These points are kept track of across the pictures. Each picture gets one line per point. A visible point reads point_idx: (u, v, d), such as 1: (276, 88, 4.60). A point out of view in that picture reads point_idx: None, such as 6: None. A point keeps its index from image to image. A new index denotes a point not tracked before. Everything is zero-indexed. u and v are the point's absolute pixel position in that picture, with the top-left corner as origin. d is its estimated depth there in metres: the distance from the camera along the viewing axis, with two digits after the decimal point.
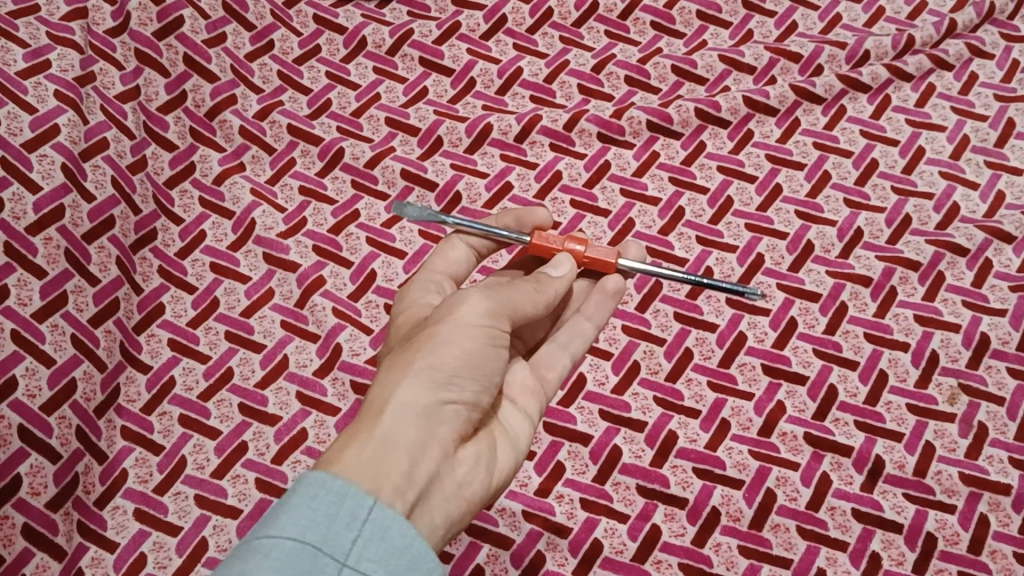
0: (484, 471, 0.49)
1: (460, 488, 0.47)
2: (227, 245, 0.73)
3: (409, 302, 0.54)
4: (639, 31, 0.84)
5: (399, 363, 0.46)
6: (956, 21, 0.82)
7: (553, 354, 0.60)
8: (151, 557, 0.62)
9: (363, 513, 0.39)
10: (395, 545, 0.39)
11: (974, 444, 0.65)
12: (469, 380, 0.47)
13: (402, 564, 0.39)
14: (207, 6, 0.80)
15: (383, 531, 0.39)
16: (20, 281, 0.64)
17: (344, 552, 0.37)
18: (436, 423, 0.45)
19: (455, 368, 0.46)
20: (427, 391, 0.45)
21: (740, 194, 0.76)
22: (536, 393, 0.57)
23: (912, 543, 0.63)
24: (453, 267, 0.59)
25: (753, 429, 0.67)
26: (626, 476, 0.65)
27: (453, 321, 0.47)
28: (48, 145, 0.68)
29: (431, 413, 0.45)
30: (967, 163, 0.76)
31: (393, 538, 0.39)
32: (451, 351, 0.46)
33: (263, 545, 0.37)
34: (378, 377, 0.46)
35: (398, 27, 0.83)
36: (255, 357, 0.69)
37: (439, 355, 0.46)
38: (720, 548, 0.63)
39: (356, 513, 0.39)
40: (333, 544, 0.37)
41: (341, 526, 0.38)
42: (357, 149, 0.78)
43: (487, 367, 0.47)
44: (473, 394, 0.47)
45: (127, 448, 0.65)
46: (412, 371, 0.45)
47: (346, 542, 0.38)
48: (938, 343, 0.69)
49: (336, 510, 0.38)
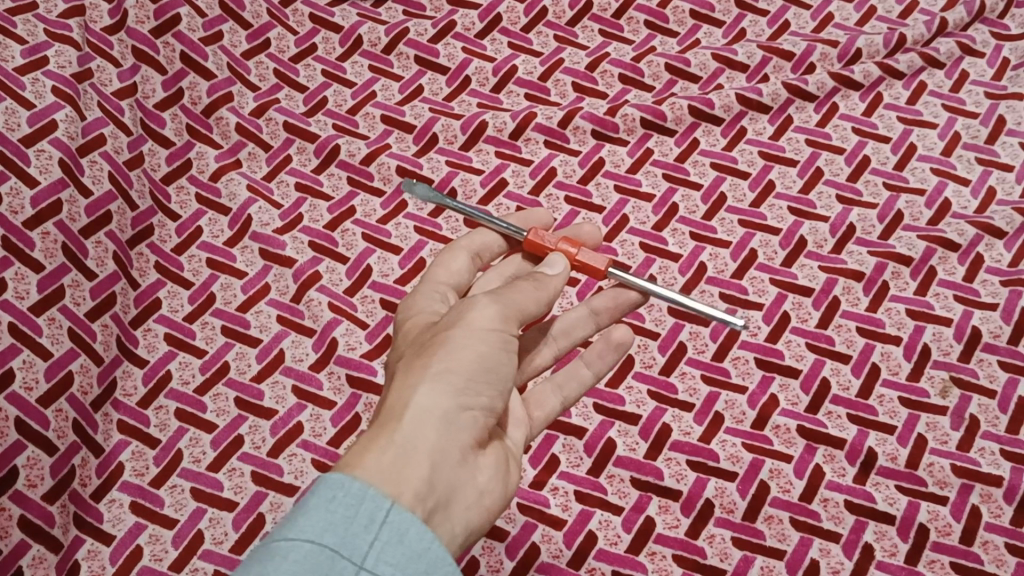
0: (503, 478, 0.50)
1: (481, 495, 0.48)
2: (273, 228, 0.75)
3: (417, 308, 0.54)
4: (678, 21, 0.87)
5: (415, 369, 0.46)
6: (985, 5, 0.85)
7: (543, 395, 0.61)
8: (208, 534, 0.63)
9: (380, 515, 0.40)
10: (411, 549, 0.39)
11: (1019, 419, 0.67)
12: (484, 384, 0.47)
13: (419, 567, 0.39)
14: (205, 5, 0.82)
15: (400, 533, 0.40)
16: (75, 281, 0.67)
17: (361, 555, 0.38)
18: (455, 428, 0.46)
19: (470, 373, 0.46)
20: (446, 396, 0.45)
21: (782, 178, 0.78)
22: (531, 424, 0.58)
23: (957, 515, 0.64)
24: (456, 274, 0.59)
25: (801, 406, 0.69)
26: (677, 453, 0.67)
27: (467, 329, 0.48)
28: (45, 140, 0.69)
29: (449, 418, 0.45)
30: (1003, 146, 0.79)
31: (411, 541, 0.40)
32: (466, 355, 0.47)
33: (280, 548, 0.38)
34: (395, 383, 0.47)
35: (440, 20, 0.85)
36: (307, 341, 0.71)
37: (459, 361, 0.46)
38: (772, 522, 0.65)
39: (374, 516, 0.39)
40: (350, 547, 0.38)
41: (358, 528, 0.39)
42: (402, 142, 0.80)
43: (501, 372, 0.48)
44: (489, 399, 0.48)
45: (182, 429, 0.66)
46: (430, 377, 0.46)
47: (364, 544, 0.39)
48: (980, 320, 0.71)
49: (348, 510, 0.39)
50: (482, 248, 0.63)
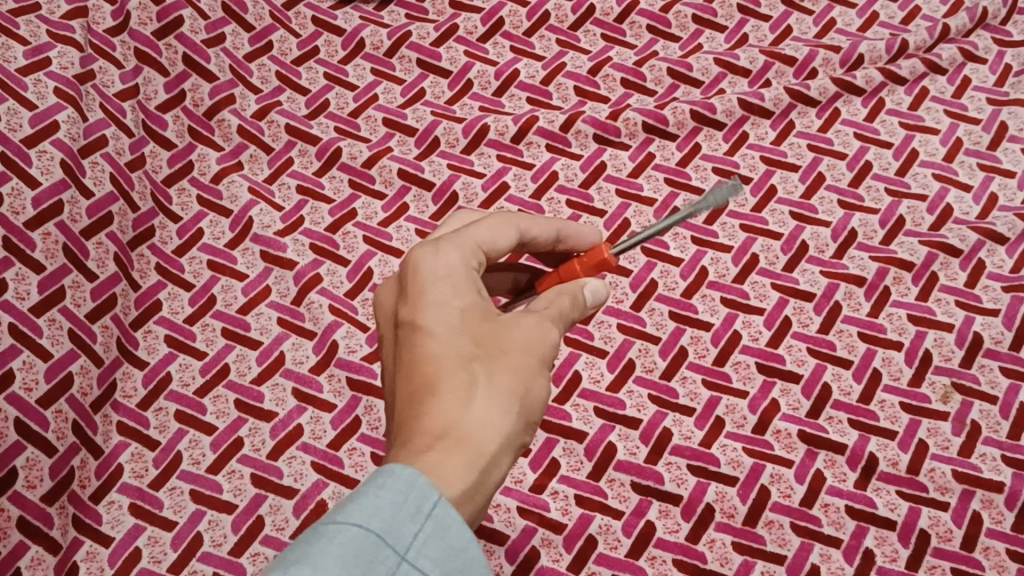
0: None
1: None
2: (274, 232, 0.75)
3: (438, 275, 0.44)
4: (680, 26, 0.86)
5: (480, 383, 0.42)
6: (987, 10, 0.84)
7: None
8: (207, 535, 0.64)
9: (428, 506, 0.37)
10: (453, 544, 0.37)
11: (1019, 426, 0.67)
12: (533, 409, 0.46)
13: (460, 563, 0.37)
14: (206, 6, 0.80)
15: (445, 527, 0.37)
16: (75, 282, 0.68)
17: (404, 544, 0.36)
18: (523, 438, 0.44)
19: (539, 406, 0.45)
20: (517, 422, 0.43)
21: (783, 184, 0.78)
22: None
23: (958, 521, 0.65)
24: (495, 244, 0.47)
25: (803, 410, 0.69)
26: (678, 456, 0.67)
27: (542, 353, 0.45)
28: (97, 154, 0.72)
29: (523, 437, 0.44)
30: (1005, 152, 0.78)
31: (455, 537, 0.37)
32: (541, 391, 0.45)
33: (329, 530, 0.36)
34: (475, 397, 0.42)
35: (443, 23, 0.84)
36: (307, 343, 0.71)
37: (517, 384, 0.43)
38: (773, 526, 0.65)
39: (420, 505, 0.37)
40: (394, 534, 0.36)
41: (406, 516, 0.36)
42: (403, 147, 0.79)
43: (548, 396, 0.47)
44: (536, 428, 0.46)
45: (181, 432, 0.67)
46: (511, 399, 0.43)
47: (409, 533, 0.36)
48: (981, 326, 0.70)
49: (398, 497, 0.37)
50: (538, 233, 0.51)
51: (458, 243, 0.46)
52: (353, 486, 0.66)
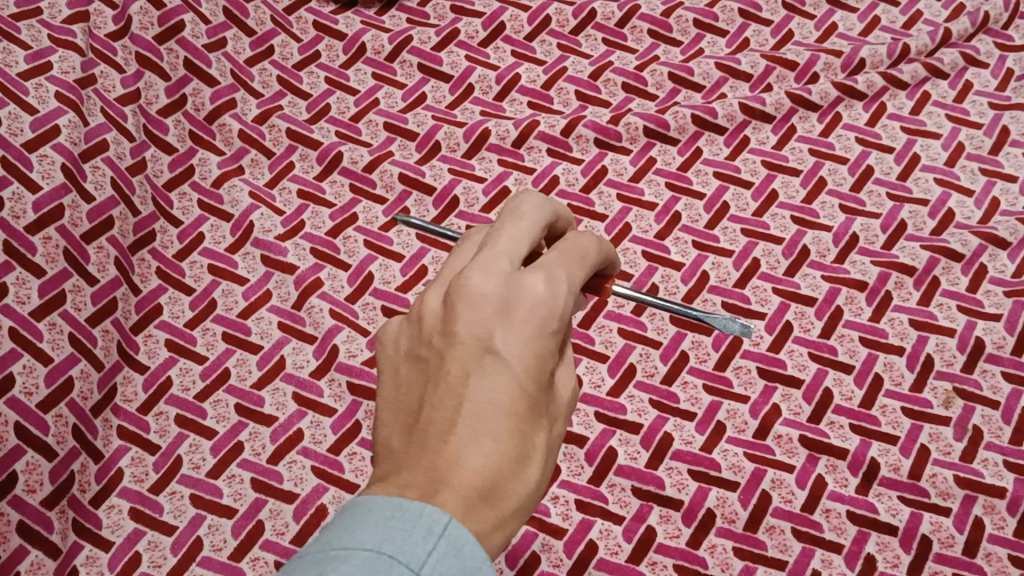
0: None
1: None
2: (225, 247, 0.73)
3: (548, 313, 0.37)
4: (636, 39, 0.85)
5: (538, 449, 0.37)
6: (951, 31, 0.83)
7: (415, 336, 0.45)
8: (145, 556, 0.61)
9: (440, 525, 0.32)
10: (467, 567, 0.32)
11: (969, 447, 0.65)
12: None
13: None
14: None
15: (459, 547, 0.32)
16: (19, 279, 0.64)
17: (417, 563, 0.31)
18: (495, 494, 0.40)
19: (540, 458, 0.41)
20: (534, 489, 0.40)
21: (736, 200, 0.77)
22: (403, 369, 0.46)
23: (907, 545, 0.63)
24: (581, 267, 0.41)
25: (749, 432, 0.67)
26: (622, 477, 0.65)
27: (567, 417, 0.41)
28: (48, 146, 0.68)
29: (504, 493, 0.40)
30: (962, 170, 0.77)
31: (468, 560, 0.32)
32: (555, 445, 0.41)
33: (336, 556, 0.31)
34: (530, 460, 0.36)
35: (397, 34, 0.84)
36: (252, 358, 0.69)
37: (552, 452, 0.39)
38: (715, 550, 0.63)
39: (431, 526, 0.32)
40: (406, 551, 0.31)
41: (416, 533, 0.32)
42: (355, 153, 0.78)
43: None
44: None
45: (123, 448, 0.65)
46: (546, 470, 0.39)
47: (420, 551, 0.31)
48: (933, 347, 0.69)
49: (410, 520, 0.32)
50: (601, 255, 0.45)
51: (567, 271, 0.39)
52: (290, 501, 0.64)
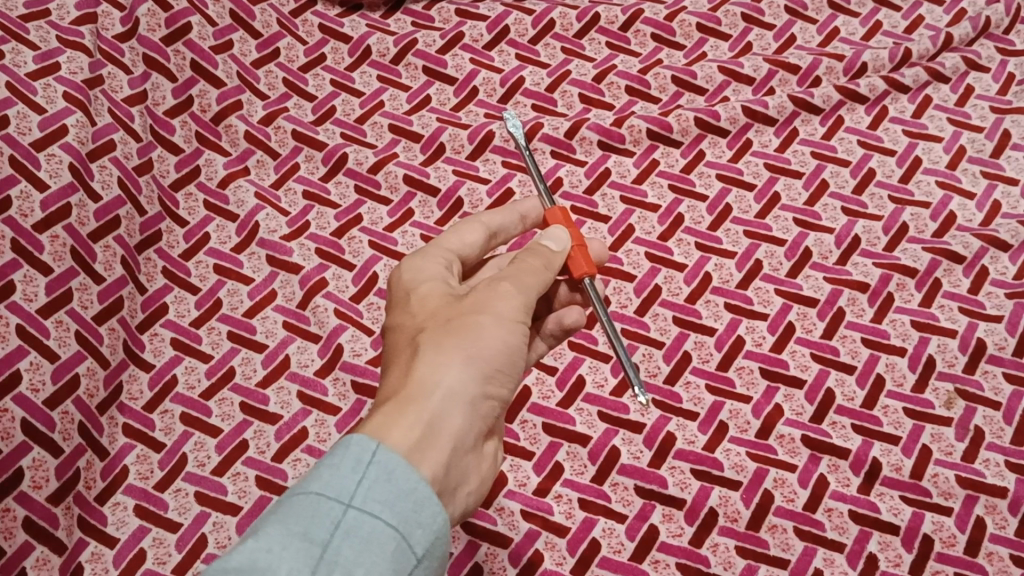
0: (495, 468, 0.48)
1: (480, 482, 0.46)
2: (230, 247, 0.74)
3: (407, 280, 0.49)
4: (639, 43, 0.86)
5: (425, 349, 0.44)
6: (953, 35, 0.83)
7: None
8: (150, 553, 0.62)
9: (367, 457, 0.37)
10: (399, 488, 0.37)
11: (971, 448, 0.66)
12: (508, 374, 0.45)
13: (409, 506, 0.37)
14: None
15: (389, 471, 0.37)
16: (26, 277, 0.65)
17: (347, 494, 0.36)
18: (475, 414, 0.44)
19: (497, 362, 0.44)
20: (474, 380, 0.43)
21: (738, 202, 0.77)
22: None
23: (909, 545, 0.63)
24: (468, 248, 0.54)
25: (751, 432, 0.67)
26: (624, 477, 0.65)
27: (493, 312, 0.45)
28: (56, 145, 0.69)
29: (472, 405, 0.43)
30: (964, 173, 0.77)
31: (399, 480, 0.37)
32: (494, 343, 0.44)
33: (279, 507, 0.36)
34: (418, 357, 0.44)
35: (402, 37, 0.84)
36: (257, 357, 0.69)
37: (466, 343, 0.44)
38: (717, 549, 0.63)
39: (360, 457, 0.37)
40: (337, 488, 0.36)
41: (345, 470, 0.37)
42: (361, 154, 0.79)
43: (520, 367, 0.46)
44: (507, 391, 0.46)
45: (129, 445, 0.65)
46: (456, 360, 0.43)
47: (349, 484, 0.36)
48: (935, 348, 0.69)
49: (339, 459, 0.37)
50: (500, 229, 0.56)
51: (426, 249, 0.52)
52: None
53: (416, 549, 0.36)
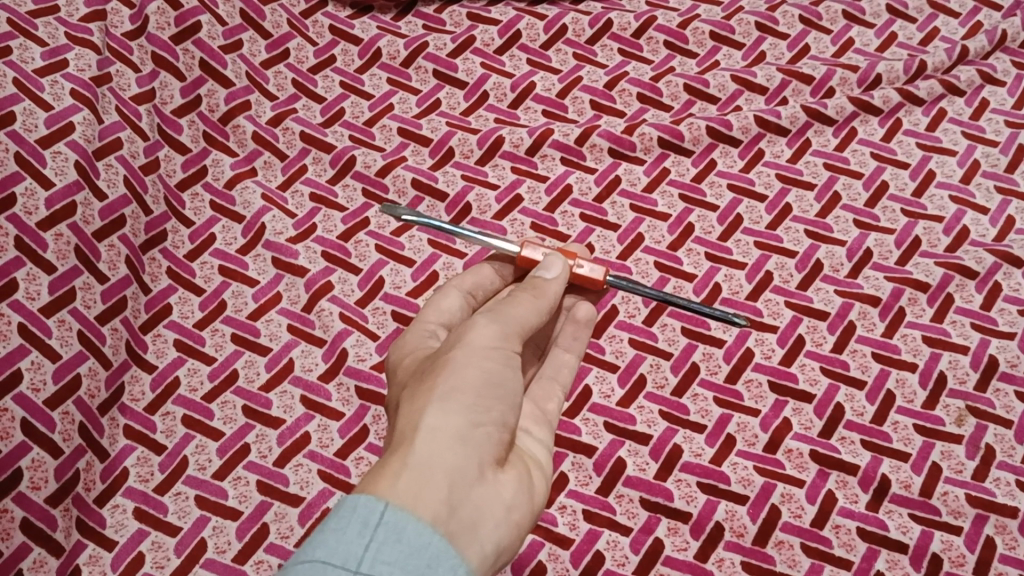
0: (528, 494, 0.44)
1: (509, 510, 0.42)
2: (236, 248, 0.73)
3: (398, 361, 0.50)
4: (652, 51, 0.85)
5: (405, 402, 0.43)
6: (968, 48, 0.83)
7: (548, 389, 0.57)
8: (149, 557, 0.61)
9: (374, 518, 0.36)
10: (411, 546, 0.35)
11: (981, 466, 0.65)
12: (496, 399, 0.43)
13: (422, 566, 0.35)
14: None
15: (398, 532, 0.35)
16: (30, 275, 0.64)
17: (356, 559, 0.34)
18: (471, 447, 0.41)
19: (478, 389, 0.42)
20: (459, 414, 0.41)
21: (749, 213, 0.76)
22: (545, 418, 0.53)
23: (917, 563, 0.62)
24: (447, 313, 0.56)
25: (759, 445, 0.66)
26: (630, 488, 0.65)
27: (463, 345, 0.44)
28: (62, 142, 0.68)
29: (465, 436, 0.41)
30: (977, 187, 0.77)
31: (411, 538, 0.35)
32: (470, 373, 0.42)
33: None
34: (401, 412, 0.42)
35: (413, 40, 0.84)
36: (260, 360, 0.69)
37: (442, 382, 0.42)
38: (723, 564, 0.62)
39: (367, 519, 0.35)
40: (344, 554, 0.34)
41: (353, 534, 0.35)
42: (369, 157, 0.78)
43: (511, 387, 0.44)
44: (504, 413, 0.43)
45: (130, 447, 0.64)
46: (431, 402, 0.41)
47: (357, 549, 0.34)
48: (946, 365, 0.68)
49: (346, 523, 0.35)
50: (476, 286, 0.59)
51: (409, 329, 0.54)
52: (295, 504, 0.64)
53: None
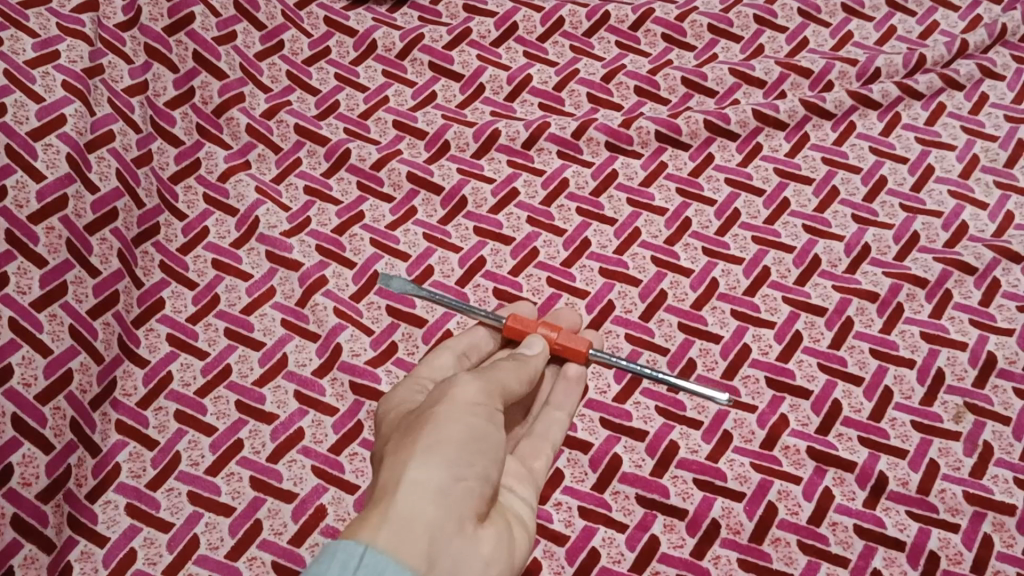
0: (507, 551, 0.44)
1: (486, 566, 0.41)
2: (229, 241, 0.73)
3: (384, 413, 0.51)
4: (650, 43, 0.84)
5: (389, 453, 0.43)
6: (967, 42, 0.82)
7: (534, 446, 0.58)
8: (141, 553, 0.61)
9: (355, 560, 0.36)
10: None
11: (979, 463, 0.64)
12: (479, 455, 0.43)
13: None
14: None
15: (377, 574, 0.35)
16: (20, 269, 0.63)
17: None
18: (453, 501, 0.40)
19: (462, 442, 0.42)
20: (441, 467, 0.41)
21: (747, 207, 0.76)
22: (528, 475, 0.53)
23: (914, 561, 0.62)
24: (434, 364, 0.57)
25: (756, 442, 0.66)
26: (626, 485, 0.64)
27: (447, 401, 0.44)
28: (54, 135, 0.68)
29: (446, 489, 0.40)
30: (976, 182, 0.76)
31: None
32: (455, 426, 0.43)
33: None
34: (384, 463, 0.42)
35: (409, 32, 0.83)
36: (254, 355, 0.68)
37: (427, 434, 0.42)
38: (719, 562, 0.62)
39: (347, 562, 0.36)
40: None
41: (332, 573, 0.35)
42: (364, 150, 0.77)
43: (493, 443, 0.44)
44: (487, 468, 0.43)
45: (122, 442, 0.64)
46: (414, 455, 0.41)
47: None
48: (944, 361, 0.68)
49: (326, 564, 0.35)
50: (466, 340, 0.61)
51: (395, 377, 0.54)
52: (289, 500, 0.63)
53: None
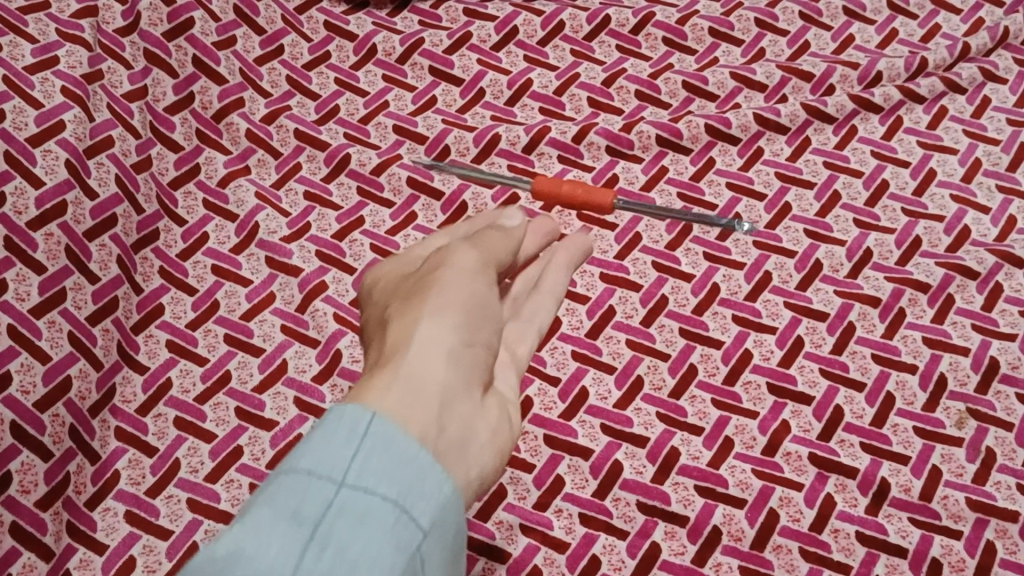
0: (508, 423, 0.46)
1: (491, 437, 0.44)
2: (229, 247, 0.73)
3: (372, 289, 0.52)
4: (650, 47, 0.84)
5: (392, 321, 0.44)
6: (969, 45, 0.82)
7: (520, 331, 0.56)
8: (140, 561, 0.60)
9: (362, 427, 0.36)
10: (399, 457, 0.36)
11: (982, 469, 0.64)
12: (480, 322, 0.45)
13: (408, 478, 0.36)
14: None
15: (386, 442, 0.36)
16: (19, 275, 0.64)
17: (342, 471, 0.35)
18: (458, 366, 0.42)
19: (465, 308, 0.44)
20: (446, 331, 0.43)
21: (748, 212, 0.75)
22: (517, 363, 0.54)
23: (916, 568, 0.61)
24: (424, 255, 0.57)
25: (757, 448, 0.65)
26: (627, 492, 0.64)
27: (447, 274, 0.46)
28: (53, 141, 0.68)
29: (452, 355, 0.42)
30: (979, 187, 0.76)
31: (398, 449, 0.36)
32: (457, 291, 0.45)
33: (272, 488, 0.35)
34: (388, 327, 0.44)
35: (409, 36, 0.83)
36: (254, 361, 0.68)
37: (431, 305, 0.43)
38: (720, 569, 0.62)
39: (355, 429, 0.36)
40: (331, 466, 0.35)
41: (340, 442, 0.36)
42: (364, 155, 0.77)
43: (492, 309, 0.46)
44: (488, 334, 0.45)
45: (121, 449, 0.64)
46: (419, 324, 0.42)
47: (342, 460, 0.35)
48: (947, 366, 0.68)
49: (334, 430, 0.36)
50: None
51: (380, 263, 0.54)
52: None
53: (420, 521, 0.35)
